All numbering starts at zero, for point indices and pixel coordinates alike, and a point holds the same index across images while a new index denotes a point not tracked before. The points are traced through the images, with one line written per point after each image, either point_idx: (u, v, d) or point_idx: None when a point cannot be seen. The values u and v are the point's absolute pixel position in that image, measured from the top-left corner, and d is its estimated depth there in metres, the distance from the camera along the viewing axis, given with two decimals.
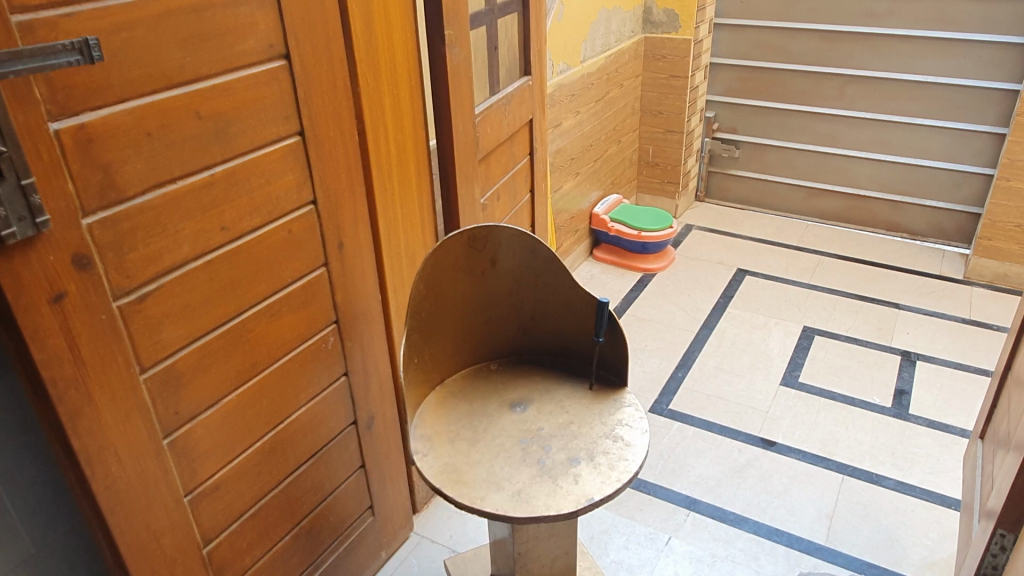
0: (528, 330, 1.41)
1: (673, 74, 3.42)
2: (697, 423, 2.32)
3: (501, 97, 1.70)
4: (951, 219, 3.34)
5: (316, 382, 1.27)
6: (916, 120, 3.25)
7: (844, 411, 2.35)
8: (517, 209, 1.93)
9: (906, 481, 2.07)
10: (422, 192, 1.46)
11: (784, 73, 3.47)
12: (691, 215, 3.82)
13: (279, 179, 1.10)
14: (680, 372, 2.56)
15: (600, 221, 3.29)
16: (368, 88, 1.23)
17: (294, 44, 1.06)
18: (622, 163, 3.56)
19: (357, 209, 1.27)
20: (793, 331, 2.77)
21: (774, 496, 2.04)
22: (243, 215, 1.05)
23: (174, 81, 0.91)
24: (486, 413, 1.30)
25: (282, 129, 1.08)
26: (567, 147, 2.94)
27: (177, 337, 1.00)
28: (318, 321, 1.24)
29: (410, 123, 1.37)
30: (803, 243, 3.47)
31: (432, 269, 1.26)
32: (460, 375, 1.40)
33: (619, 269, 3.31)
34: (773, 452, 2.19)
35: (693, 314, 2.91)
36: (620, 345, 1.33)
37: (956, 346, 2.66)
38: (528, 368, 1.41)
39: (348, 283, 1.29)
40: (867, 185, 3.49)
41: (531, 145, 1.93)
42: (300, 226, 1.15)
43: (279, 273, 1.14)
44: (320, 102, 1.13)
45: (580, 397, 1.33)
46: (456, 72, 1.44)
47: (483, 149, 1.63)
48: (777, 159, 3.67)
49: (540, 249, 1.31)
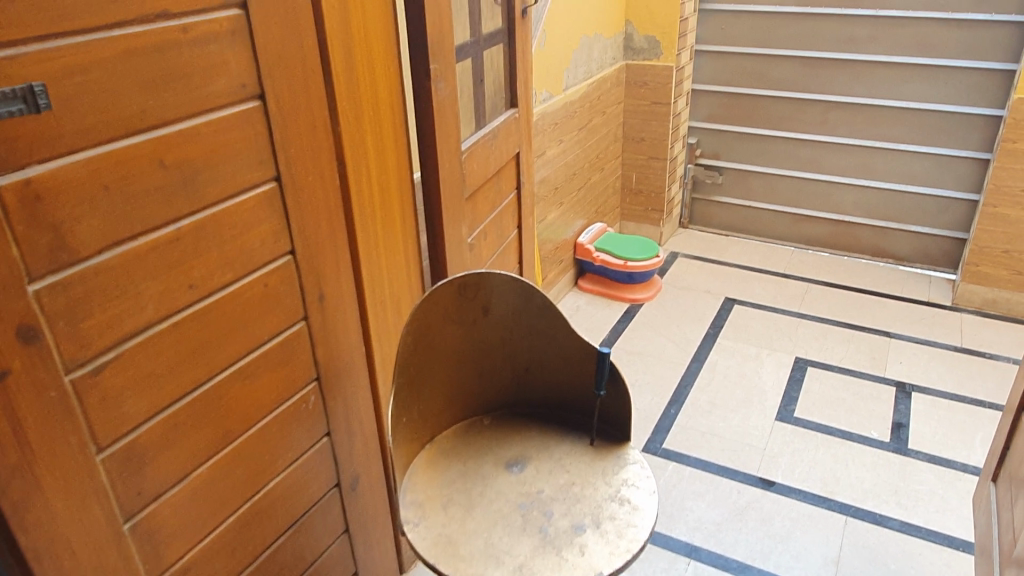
0: (523, 381, 1.32)
1: (656, 101, 3.38)
2: (693, 462, 2.24)
3: (487, 131, 1.62)
4: (937, 244, 3.32)
5: (295, 445, 1.17)
6: (900, 146, 3.24)
7: (842, 447, 2.29)
8: (504, 246, 1.85)
9: (911, 522, 2.00)
10: (407, 234, 1.37)
11: (767, 99, 3.45)
12: (676, 242, 3.76)
13: (253, 230, 1.00)
14: (673, 409, 2.48)
15: (585, 251, 3.23)
16: (349, 127, 1.14)
17: (269, 83, 0.97)
18: (606, 191, 3.51)
19: (339, 257, 1.18)
20: (785, 362, 2.71)
21: (778, 541, 1.96)
22: (214, 270, 0.96)
23: (135, 127, 0.82)
24: (480, 474, 1.21)
25: (257, 176, 0.99)
26: (551, 177, 2.87)
27: (140, 410, 0.89)
28: (298, 380, 1.14)
29: (394, 162, 1.29)
30: (789, 270, 3.43)
31: (420, 322, 1.16)
32: (450, 432, 1.30)
33: (605, 299, 3.24)
34: (773, 493, 2.11)
35: (683, 346, 2.84)
36: (623, 397, 1.24)
37: (951, 376, 2.62)
38: (524, 422, 1.32)
39: (329, 337, 1.19)
40: (852, 210, 3.46)
41: (518, 179, 1.85)
42: (277, 278, 1.06)
43: (255, 332, 1.04)
44: (298, 145, 1.04)
45: (581, 455, 1.24)
46: (441, 108, 1.36)
47: (470, 187, 1.55)
48: (761, 185, 3.64)
49: (535, 295, 1.23)
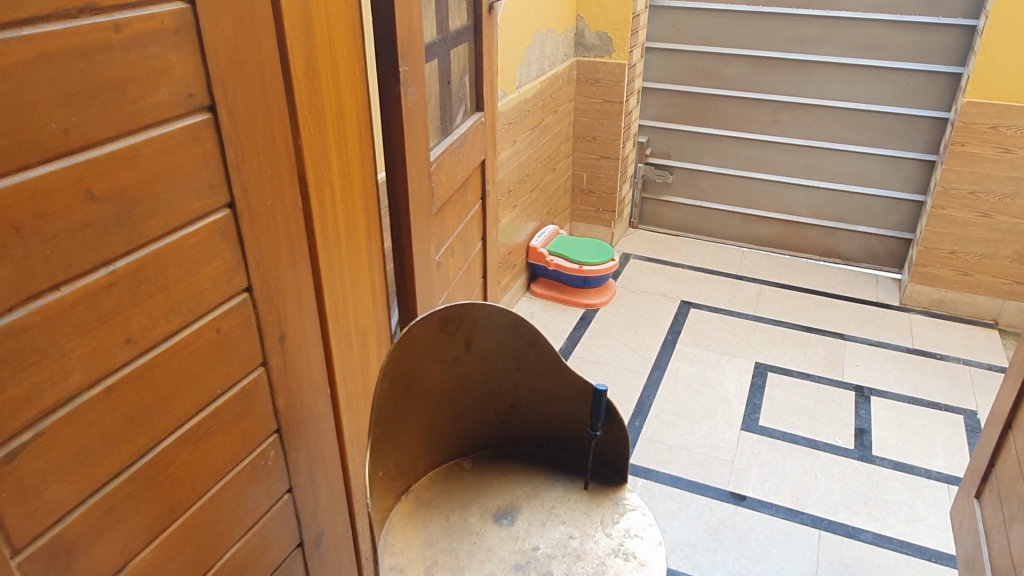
0: (507, 419, 1.20)
1: (608, 99, 3.28)
2: (662, 479, 2.16)
3: (454, 139, 1.48)
4: (883, 244, 3.36)
5: (254, 509, 1.01)
6: (848, 147, 3.25)
7: (809, 456, 2.25)
8: (469, 261, 1.71)
9: (883, 534, 1.98)
10: (373, 256, 1.22)
11: (718, 98, 3.41)
12: (628, 243, 3.69)
13: (203, 268, 0.84)
14: (638, 422, 2.40)
15: (538, 254, 3.12)
16: (312, 140, 0.99)
17: (221, 92, 0.81)
18: (557, 192, 3.40)
19: (302, 290, 1.02)
20: (746, 368, 2.67)
21: (755, 561, 1.90)
22: (156, 320, 0.79)
23: (55, 151, 0.65)
24: (467, 529, 1.08)
25: (207, 203, 0.82)
26: (505, 178, 2.74)
27: (66, 498, 0.72)
28: (256, 436, 0.98)
29: (359, 178, 1.14)
30: (742, 271, 3.40)
31: (398, 363, 1.03)
32: (428, 479, 1.16)
33: (559, 305, 3.14)
34: (745, 508, 2.05)
35: (643, 354, 2.77)
36: (620, 437, 1.14)
37: (907, 378, 2.63)
38: (510, 465, 1.19)
39: (291, 382, 1.03)
40: (800, 211, 3.47)
41: (483, 188, 1.72)
42: (231, 321, 0.90)
43: (207, 386, 0.88)
44: (255, 165, 0.89)
45: (575, 502, 1.12)
46: (411, 115, 1.22)
47: (438, 201, 1.41)
48: (711, 185, 3.61)
49: (523, 328, 1.11)
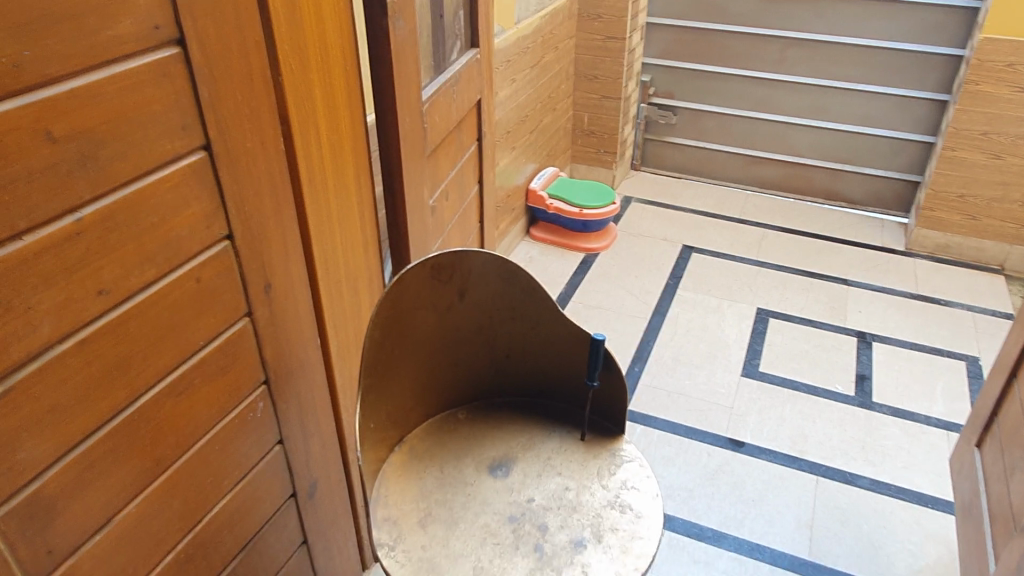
0: (503, 368, 1.17)
1: (610, 36, 3.16)
2: (661, 425, 2.16)
3: (448, 77, 1.42)
4: (889, 187, 3.29)
5: (243, 460, 0.99)
6: (858, 86, 3.15)
7: (809, 402, 2.24)
8: (465, 205, 1.66)
9: (880, 480, 1.98)
10: (363, 200, 1.17)
11: (724, 35, 3.29)
12: (629, 186, 3.62)
13: (178, 214, 0.79)
14: (637, 367, 2.38)
15: (538, 198, 3.05)
16: (293, 77, 0.93)
17: (190, 23, 0.75)
18: (557, 134, 3.31)
19: (287, 237, 0.97)
20: (747, 314, 2.64)
21: (751, 505, 1.91)
22: (131, 269, 0.75)
23: (8, 87, 0.60)
24: (461, 480, 1.06)
25: (180, 145, 0.77)
26: (503, 119, 2.66)
27: (42, 455, 0.70)
28: (243, 388, 0.95)
29: (346, 118, 1.08)
30: (745, 215, 3.34)
31: (388, 312, 0.99)
32: (422, 430, 1.14)
33: (559, 249, 3.09)
34: (743, 454, 2.05)
35: (642, 299, 2.74)
36: (618, 388, 1.11)
37: (909, 324, 2.60)
38: (506, 415, 1.17)
39: (278, 332, 1.00)
40: (806, 153, 3.38)
41: (479, 129, 1.66)
42: (212, 270, 0.86)
43: (189, 338, 0.84)
44: (233, 104, 0.83)
45: (572, 454, 1.10)
46: (400, 51, 1.15)
47: (432, 142, 1.35)
48: (715, 125, 3.51)
49: (520, 277, 1.07)
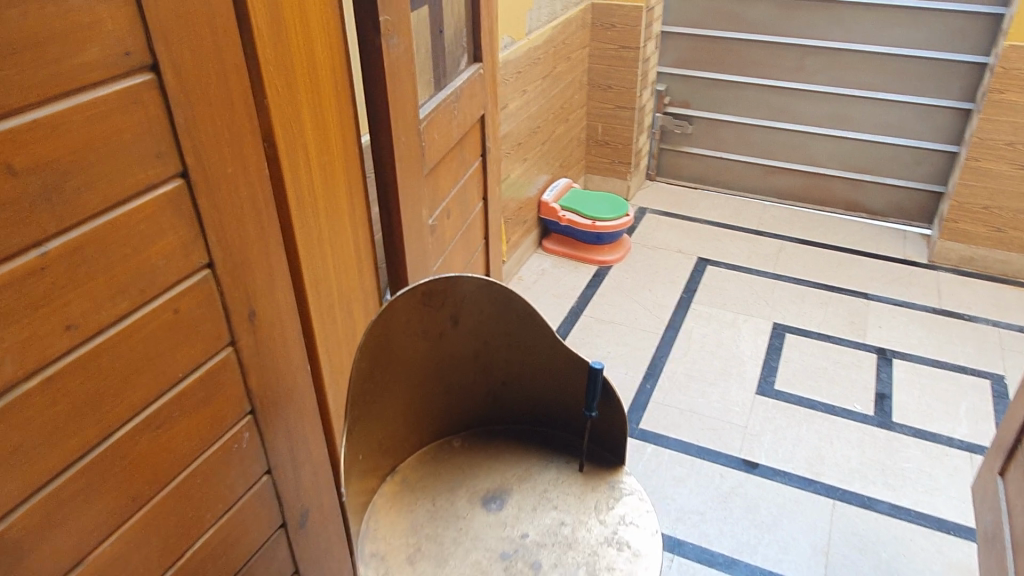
0: (500, 395, 1.13)
1: (624, 45, 3.12)
2: (672, 444, 2.10)
3: (448, 93, 1.39)
4: (911, 197, 3.21)
5: (227, 493, 0.96)
6: (879, 95, 3.08)
7: (826, 422, 2.18)
8: (468, 222, 1.63)
9: (900, 505, 1.91)
10: (357, 222, 1.15)
11: (741, 43, 3.23)
12: (644, 196, 3.57)
13: (153, 244, 0.77)
14: (649, 384, 2.33)
15: (550, 210, 3.02)
16: (278, 98, 0.90)
17: (164, 46, 0.72)
18: (571, 144, 3.27)
19: (273, 263, 0.94)
20: (763, 329, 2.58)
21: (765, 530, 1.85)
22: (101, 303, 0.72)
23: None
24: (454, 513, 1.02)
25: (153, 173, 0.75)
26: (513, 131, 2.63)
27: (7, 496, 0.67)
28: (226, 418, 0.93)
29: (337, 138, 1.05)
30: (762, 226, 3.27)
31: (376, 340, 0.96)
32: (416, 459, 1.10)
33: (572, 261, 3.05)
34: (757, 476, 1.99)
35: (656, 313, 2.69)
36: (618, 417, 1.07)
37: (932, 340, 2.53)
38: (502, 443, 1.13)
39: (264, 360, 0.97)
40: (825, 162, 3.31)
41: (483, 144, 1.63)
42: (191, 301, 0.83)
43: (166, 371, 0.82)
44: (212, 130, 0.80)
45: (569, 486, 1.06)
46: (395, 69, 1.12)
47: (430, 160, 1.32)
48: (732, 135, 3.45)
49: (515, 302, 1.04)
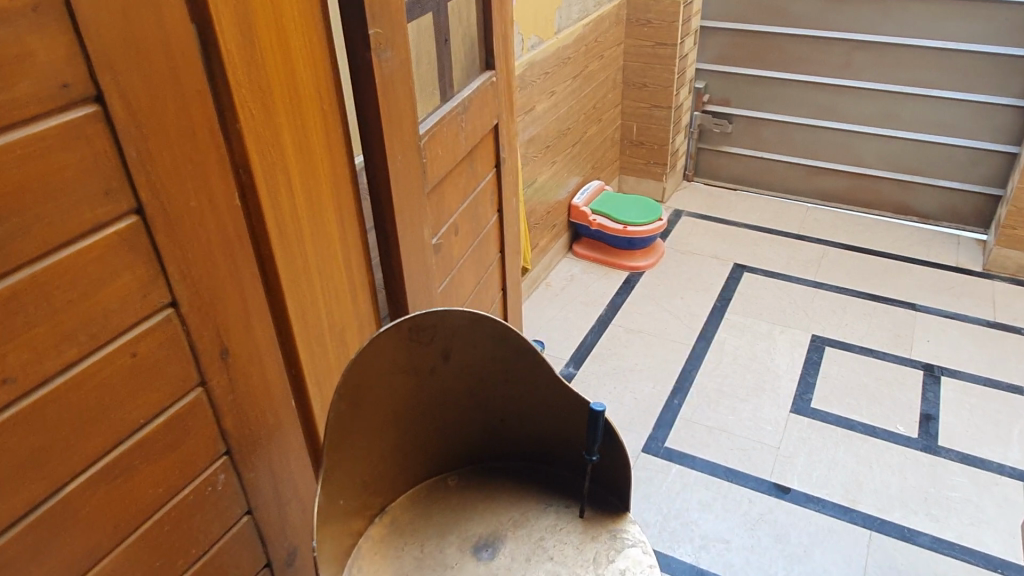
0: (498, 432, 1.06)
1: (660, 41, 3.00)
2: (700, 465, 2.00)
3: (456, 104, 1.32)
4: (966, 200, 3.02)
5: (203, 536, 0.92)
6: (932, 92, 2.90)
7: (865, 444, 2.05)
8: (482, 237, 1.56)
9: (943, 538, 1.78)
10: (350, 247, 1.09)
11: (784, 38, 3.08)
12: (680, 198, 3.44)
13: (105, 286, 0.72)
14: (677, 400, 2.23)
15: (580, 213, 2.92)
16: (254, 125, 0.85)
17: (109, 77, 0.67)
18: (603, 145, 3.16)
19: (249, 297, 0.89)
20: (801, 342, 2.45)
21: (795, 561, 1.74)
22: (42, 353, 0.68)
23: None
24: (442, 562, 0.96)
25: (102, 212, 0.70)
26: (541, 134, 2.54)
27: None
28: (197, 462, 0.88)
29: (325, 161, 0.99)
30: (804, 230, 3.12)
31: (357, 380, 0.90)
32: (407, 499, 1.04)
33: (602, 267, 2.95)
34: (788, 502, 1.88)
35: (687, 323, 2.58)
36: (621, 462, 0.99)
37: (984, 356, 2.36)
38: (499, 482, 1.06)
39: (240, 398, 0.92)
40: (873, 163, 3.14)
41: (498, 154, 1.55)
42: (151, 343, 0.79)
43: (125, 419, 0.78)
44: (171, 163, 0.75)
45: (568, 534, 0.99)
46: (389, 86, 1.06)
47: (433, 177, 1.26)
48: (774, 134, 3.30)
49: (511, 338, 0.97)
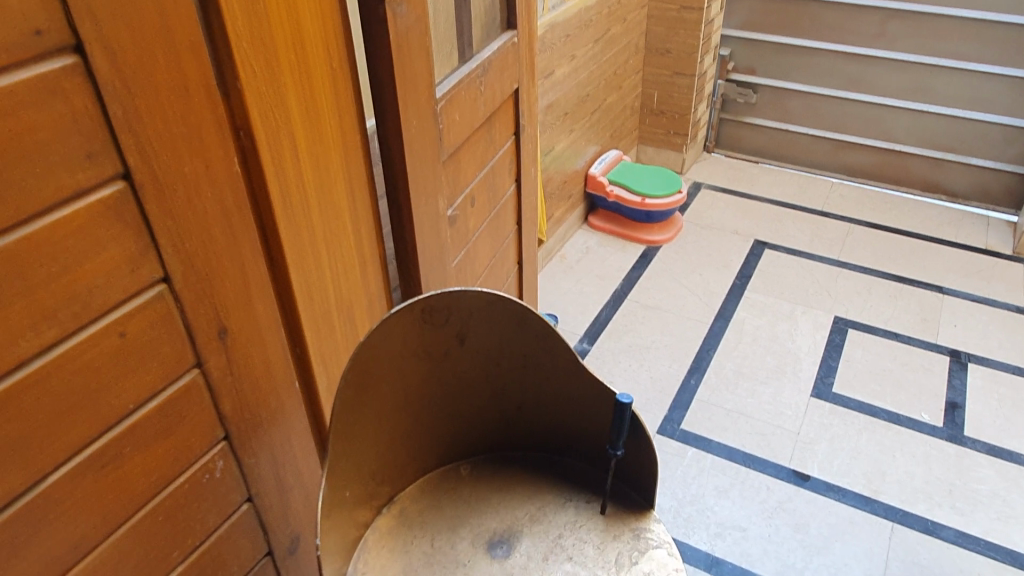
0: (513, 420, 1.00)
1: (685, 5, 2.87)
2: (716, 449, 1.94)
3: (475, 66, 1.23)
4: (999, 180, 2.91)
5: (201, 525, 0.86)
6: (969, 66, 2.77)
7: (888, 431, 1.98)
8: (498, 208, 1.48)
9: (968, 533, 1.72)
10: (360, 218, 1.01)
11: (816, 5, 2.94)
12: (700, 170, 3.33)
13: (88, 260, 0.65)
14: (694, 379, 2.17)
15: (597, 183, 2.83)
16: (256, 83, 0.76)
17: (89, 24, 0.59)
18: (623, 113, 3.05)
19: (249, 273, 0.82)
20: (823, 324, 2.37)
21: (815, 553, 1.69)
22: (17, 334, 0.61)
23: None
24: (454, 559, 0.90)
25: (83, 177, 0.62)
26: (559, 101, 2.44)
27: None
28: (193, 448, 0.82)
29: (333, 124, 0.91)
30: (829, 206, 3.02)
31: (364, 367, 0.83)
32: (416, 488, 0.98)
33: (618, 240, 2.86)
34: (807, 491, 1.82)
35: (705, 301, 2.50)
36: (647, 457, 0.92)
37: (1013, 344, 2.28)
38: (515, 473, 1.00)
39: (239, 381, 0.85)
40: (903, 138, 3.02)
41: (518, 121, 1.46)
42: (142, 321, 0.72)
43: (112, 404, 0.71)
44: (162, 123, 0.67)
45: (589, 531, 0.93)
46: (404, 44, 0.97)
47: (449, 145, 1.17)
48: (800, 105, 3.18)
49: (531, 322, 0.90)
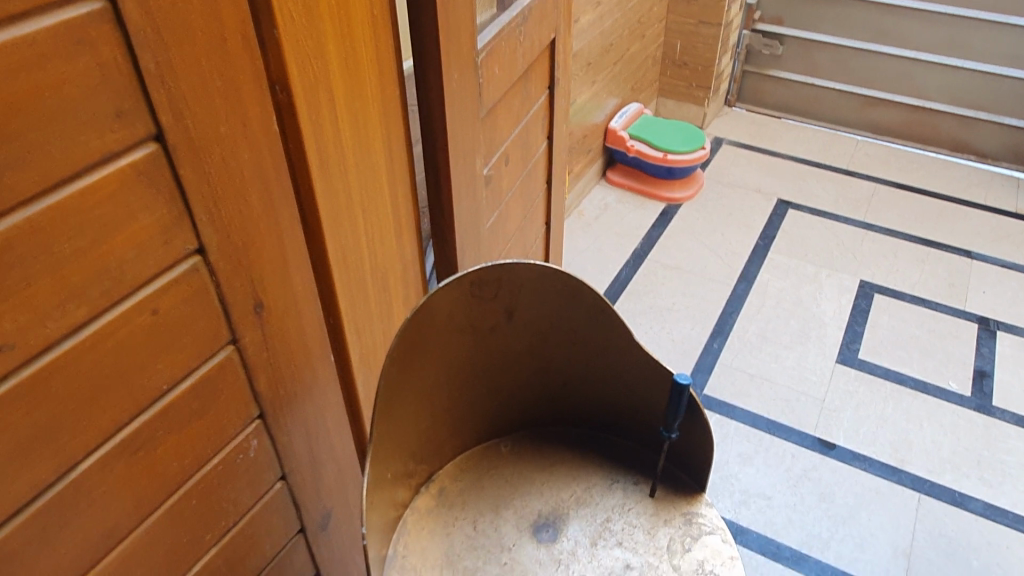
0: (557, 398, 0.95)
1: None
2: (740, 415, 1.91)
3: (515, 14, 1.14)
4: None
5: (234, 506, 0.82)
6: (1010, 20, 2.66)
7: (915, 400, 1.94)
8: (530, 166, 1.40)
9: (996, 505, 1.70)
10: (396, 180, 0.94)
11: None
12: (721, 125, 3.23)
13: (119, 232, 0.59)
14: (716, 343, 2.12)
15: (618, 137, 2.73)
16: (296, 32, 0.69)
17: None
18: (645, 64, 2.93)
19: (286, 241, 0.76)
20: (849, 288, 2.31)
21: (840, 523, 1.66)
22: (45, 315, 0.55)
23: None
24: (499, 542, 0.86)
25: (113, 140, 0.55)
26: (583, 50, 2.33)
27: None
28: (227, 427, 0.77)
29: (373, 78, 0.83)
30: (854, 165, 2.93)
31: (409, 344, 0.77)
32: (456, 466, 0.93)
33: (637, 196, 2.78)
34: (833, 459, 1.80)
35: (728, 262, 2.43)
36: (701, 439, 0.88)
37: None
38: (557, 451, 0.95)
39: (273, 356, 0.80)
40: (934, 95, 2.91)
41: (553, 74, 1.38)
42: (177, 296, 0.66)
43: (146, 385, 0.66)
44: (196, 78, 0.60)
45: (637, 515, 0.89)
46: None
47: (487, 100, 1.09)
48: (828, 58, 3.05)
49: (584, 297, 0.84)
